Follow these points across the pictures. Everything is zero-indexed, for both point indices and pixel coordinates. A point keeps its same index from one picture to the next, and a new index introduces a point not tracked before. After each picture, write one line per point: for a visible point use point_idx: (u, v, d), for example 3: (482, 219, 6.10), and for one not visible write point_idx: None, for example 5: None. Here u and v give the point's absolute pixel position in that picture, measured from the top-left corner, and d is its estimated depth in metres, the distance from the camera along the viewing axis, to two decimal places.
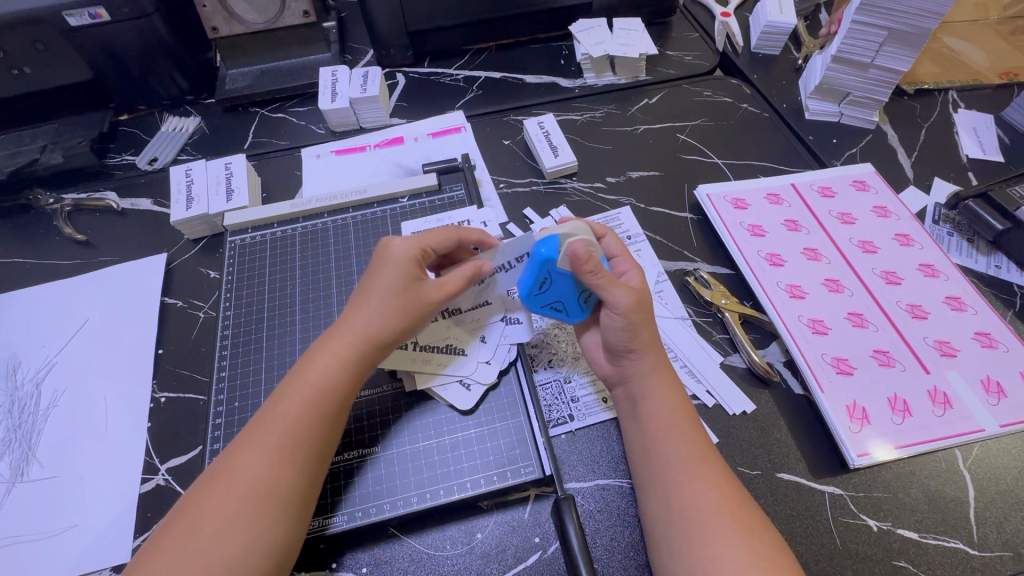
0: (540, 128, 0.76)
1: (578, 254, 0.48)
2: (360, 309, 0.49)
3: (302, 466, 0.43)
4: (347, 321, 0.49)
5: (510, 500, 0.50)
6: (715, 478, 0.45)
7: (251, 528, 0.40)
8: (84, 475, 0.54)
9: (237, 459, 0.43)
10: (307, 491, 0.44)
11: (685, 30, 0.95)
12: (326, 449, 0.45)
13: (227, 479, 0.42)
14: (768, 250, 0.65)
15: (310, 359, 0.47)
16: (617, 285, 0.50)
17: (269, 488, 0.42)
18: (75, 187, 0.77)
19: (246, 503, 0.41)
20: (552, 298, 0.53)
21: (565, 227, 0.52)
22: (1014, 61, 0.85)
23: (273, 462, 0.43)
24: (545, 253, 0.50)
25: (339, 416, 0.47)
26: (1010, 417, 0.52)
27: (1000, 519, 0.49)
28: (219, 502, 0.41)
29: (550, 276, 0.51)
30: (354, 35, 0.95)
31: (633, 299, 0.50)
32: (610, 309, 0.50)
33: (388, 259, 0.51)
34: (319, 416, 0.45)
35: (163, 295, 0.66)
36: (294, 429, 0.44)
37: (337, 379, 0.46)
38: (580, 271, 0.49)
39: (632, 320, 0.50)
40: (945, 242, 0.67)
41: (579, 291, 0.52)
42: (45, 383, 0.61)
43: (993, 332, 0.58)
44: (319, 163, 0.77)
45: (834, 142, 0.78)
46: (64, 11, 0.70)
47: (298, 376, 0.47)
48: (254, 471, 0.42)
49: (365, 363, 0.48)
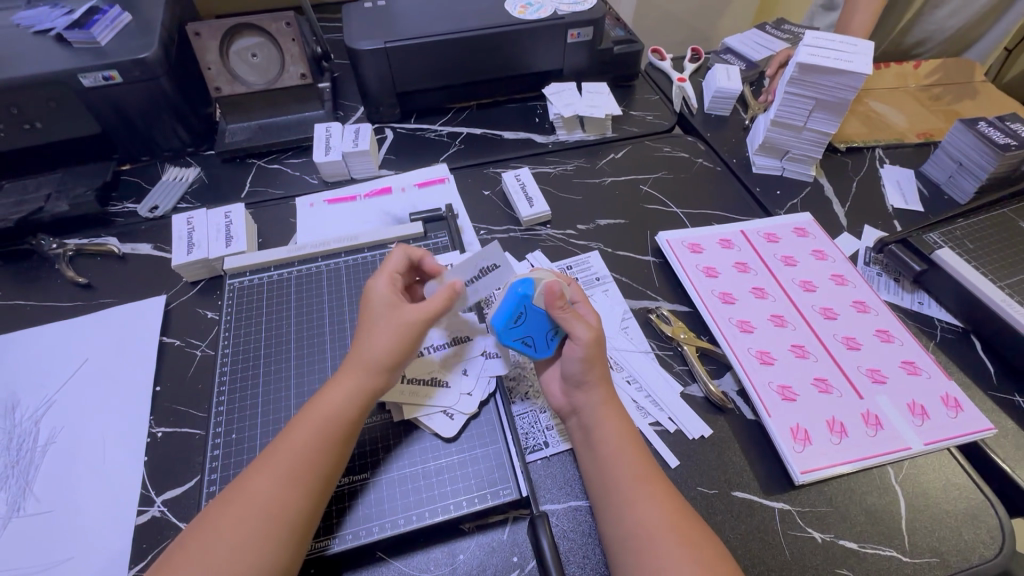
0: (517, 181, 0.84)
1: (551, 291, 0.56)
2: (363, 345, 0.56)
3: (309, 489, 0.49)
4: (353, 358, 0.56)
5: (490, 522, 0.54)
6: (661, 496, 0.51)
7: (260, 544, 0.45)
8: (80, 508, 0.57)
9: (252, 482, 0.49)
10: (313, 512, 0.49)
11: (647, 93, 1.07)
12: (332, 476, 0.51)
13: (241, 500, 0.47)
14: (720, 289, 0.72)
15: (321, 392, 0.54)
16: (579, 321, 0.57)
17: (280, 507, 0.47)
18: (77, 233, 0.81)
19: (258, 520, 0.46)
20: (525, 334, 0.58)
21: (538, 274, 0.61)
22: (930, 123, 0.97)
23: (283, 484, 0.48)
24: (522, 290, 0.58)
25: (345, 445, 0.52)
26: (933, 436, 0.59)
27: (927, 529, 0.55)
28: (232, 521, 0.46)
29: (525, 312, 0.58)
30: (346, 94, 1.04)
31: (592, 335, 0.57)
32: (572, 341, 0.57)
33: (375, 296, 0.58)
34: (327, 443, 0.51)
35: (162, 335, 0.70)
36: (304, 454, 0.50)
37: (345, 411, 0.53)
38: (551, 306, 0.56)
39: (588, 352, 0.56)
40: (874, 281, 0.76)
41: (549, 328, 0.59)
42: (44, 421, 0.63)
43: (917, 360, 0.65)
44: (313, 212, 0.83)
45: (777, 193, 0.88)
46: (79, 73, 0.76)
47: (310, 409, 0.53)
48: (267, 492, 0.48)
49: (370, 396, 0.54)
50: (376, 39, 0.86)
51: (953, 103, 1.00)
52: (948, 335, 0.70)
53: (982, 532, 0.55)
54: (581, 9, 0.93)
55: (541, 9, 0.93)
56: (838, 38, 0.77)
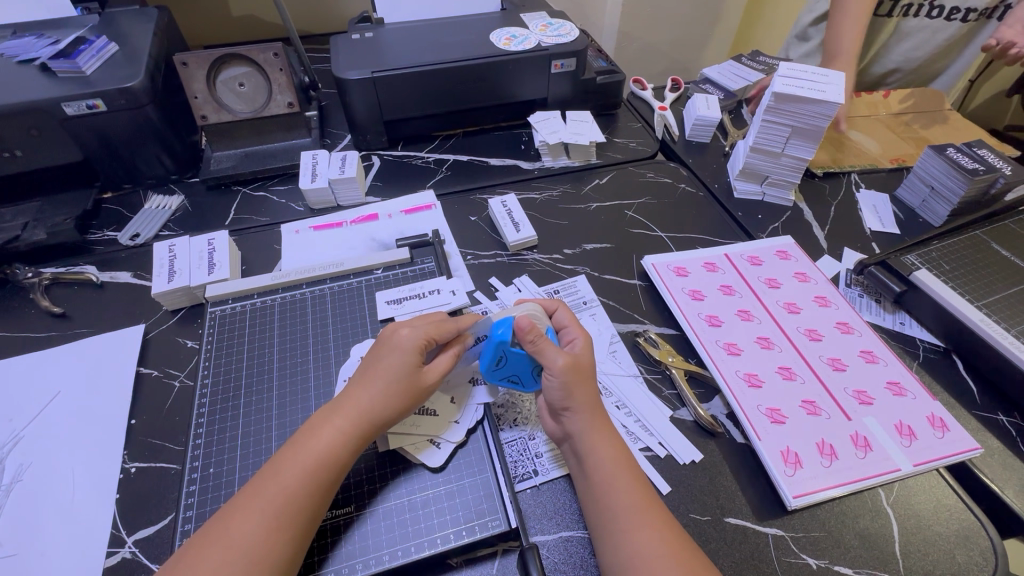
0: (503, 207, 0.85)
1: (520, 326, 0.55)
2: (366, 389, 0.54)
3: (296, 532, 0.47)
4: (351, 398, 0.54)
5: (478, 556, 0.52)
6: (658, 523, 0.50)
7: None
8: (45, 550, 0.54)
9: (236, 524, 0.47)
10: (298, 558, 0.47)
11: (629, 120, 1.09)
12: (319, 518, 0.49)
13: (224, 545, 0.45)
14: (707, 312, 0.73)
15: (314, 430, 0.52)
16: (553, 349, 0.56)
17: (265, 552, 0.45)
18: (53, 262, 0.79)
19: (241, 565, 0.44)
20: (509, 372, 0.59)
21: (519, 310, 0.61)
22: (902, 150, 1.01)
23: (269, 527, 0.46)
24: (499, 333, 0.57)
25: (334, 485, 0.51)
26: (921, 457, 0.59)
27: (921, 552, 0.54)
28: (214, 568, 0.44)
29: (506, 354, 0.57)
30: (333, 122, 1.05)
31: (568, 361, 0.56)
32: (548, 370, 0.56)
33: (396, 345, 0.56)
34: (317, 486, 0.49)
35: (139, 365, 0.68)
36: (293, 497, 0.48)
37: (337, 452, 0.51)
38: (523, 339, 0.56)
39: (566, 379, 0.55)
40: (857, 302, 0.77)
41: (531, 365, 0.58)
42: (10, 459, 0.60)
43: (902, 381, 0.66)
44: (298, 239, 0.83)
45: (758, 217, 0.90)
46: (62, 101, 0.76)
47: (299, 448, 0.51)
48: (252, 535, 0.46)
49: (363, 439, 0.53)
50: (363, 69, 0.87)
51: (923, 131, 1.04)
52: (930, 355, 0.71)
53: (974, 554, 0.54)
54: (564, 41, 0.96)
55: (526, 41, 0.96)
56: (810, 70, 0.80)
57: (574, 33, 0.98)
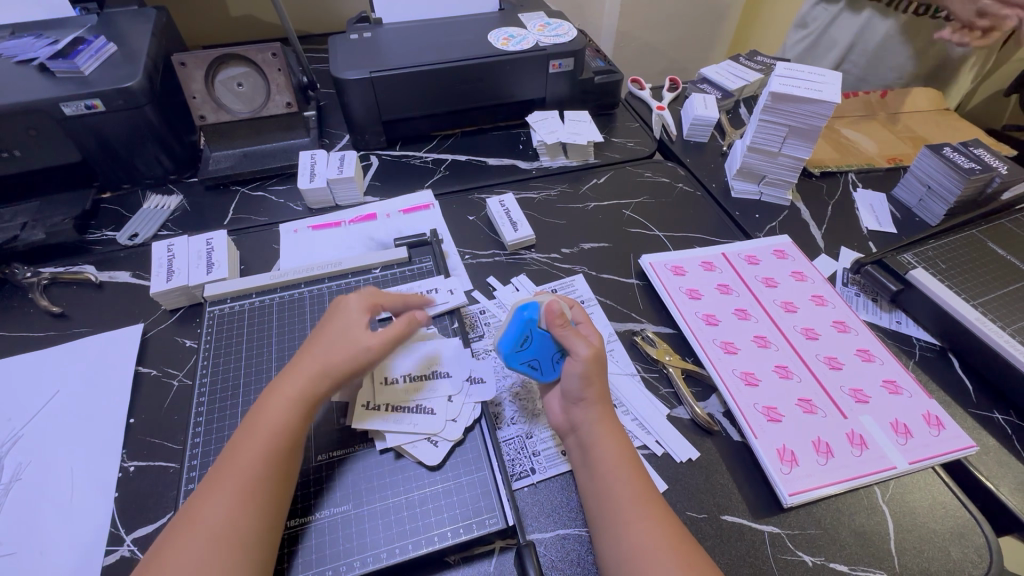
0: (501, 206, 0.85)
1: (552, 311, 0.56)
2: (312, 357, 0.55)
3: (261, 500, 0.48)
4: (297, 368, 0.55)
5: (476, 553, 0.53)
6: (657, 517, 0.50)
7: (213, 567, 0.44)
8: (44, 549, 0.54)
9: (200, 506, 0.47)
10: (269, 524, 0.48)
11: (628, 120, 1.10)
12: (284, 486, 0.50)
13: (192, 524, 0.46)
14: (705, 311, 0.73)
15: (264, 403, 0.53)
16: (580, 339, 0.57)
17: (232, 522, 0.46)
18: (52, 262, 0.80)
19: (209, 543, 0.45)
20: (532, 358, 0.59)
21: (542, 298, 0.62)
22: (899, 149, 1.01)
23: (231, 503, 0.47)
24: (527, 314, 0.59)
25: (293, 452, 0.52)
26: (917, 455, 0.59)
27: (917, 548, 0.55)
28: (185, 547, 0.45)
29: (531, 334, 0.59)
30: (332, 122, 1.05)
31: (593, 352, 0.57)
32: (572, 357, 0.57)
33: (337, 314, 0.58)
34: (275, 454, 0.50)
35: (138, 365, 0.68)
36: (250, 471, 0.49)
37: (289, 419, 0.52)
38: (552, 324, 0.57)
39: (588, 369, 0.56)
40: (853, 301, 0.77)
41: (554, 350, 0.59)
42: (9, 457, 0.61)
43: (898, 379, 0.66)
44: (296, 238, 0.83)
45: (756, 217, 0.90)
46: (61, 101, 0.76)
47: (252, 422, 0.52)
48: (215, 514, 0.47)
49: (313, 404, 0.54)
50: (361, 69, 0.87)
51: (920, 130, 1.04)
52: (926, 353, 0.71)
53: (970, 551, 0.54)
54: (562, 41, 0.96)
55: (524, 41, 0.96)
56: (806, 69, 0.80)
57: (572, 33, 0.98)
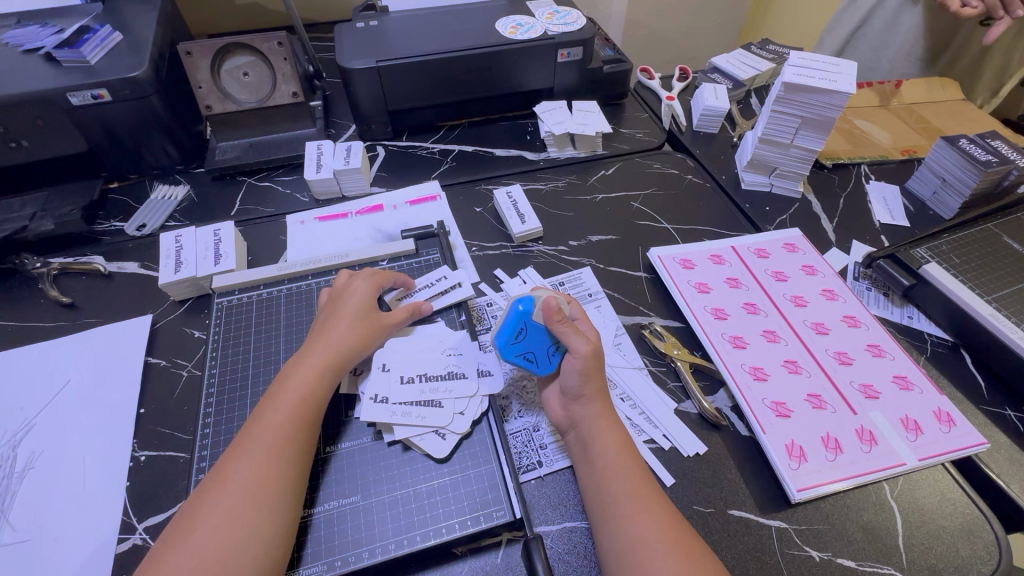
0: (509, 198, 0.84)
1: (549, 306, 0.57)
2: (333, 332, 0.59)
3: (287, 461, 0.50)
4: (320, 341, 0.59)
5: (483, 545, 0.53)
6: (657, 510, 0.50)
7: (243, 524, 0.46)
8: (57, 536, 0.55)
9: (229, 468, 0.49)
10: (294, 485, 0.50)
11: (636, 111, 1.08)
12: (308, 451, 0.53)
13: (221, 483, 0.48)
14: (713, 305, 0.72)
15: (290, 372, 0.56)
16: (578, 336, 0.57)
17: (259, 482, 0.48)
18: (61, 253, 0.80)
19: (237, 501, 0.47)
20: (526, 350, 0.59)
21: (538, 291, 0.62)
22: (913, 141, 0.99)
23: (261, 464, 0.49)
24: (522, 307, 0.59)
25: (317, 419, 0.55)
26: (927, 451, 0.59)
27: (925, 544, 0.54)
28: (213, 506, 0.47)
29: (526, 327, 0.59)
30: (338, 112, 1.05)
31: (591, 348, 0.57)
32: (571, 354, 0.57)
33: (353, 294, 0.63)
34: (299, 420, 0.53)
35: (147, 355, 0.69)
36: (278, 435, 0.51)
37: (315, 387, 0.55)
38: (550, 321, 0.57)
39: (587, 365, 0.56)
40: (864, 296, 0.76)
41: (550, 344, 0.59)
42: (22, 446, 0.61)
43: (909, 375, 0.65)
44: (303, 229, 0.83)
45: (766, 209, 0.89)
46: (68, 91, 0.76)
47: (279, 390, 0.55)
48: (245, 473, 0.49)
49: (336, 375, 0.57)
50: (368, 58, 0.86)
51: (935, 121, 1.02)
52: (938, 349, 0.71)
53: (978, 548, 0.54)
54: (571, 29, 0.95)
55: (532, 29, 0.94)
56: (821, 59, 0.79)
57: (581, 21, 0.97)
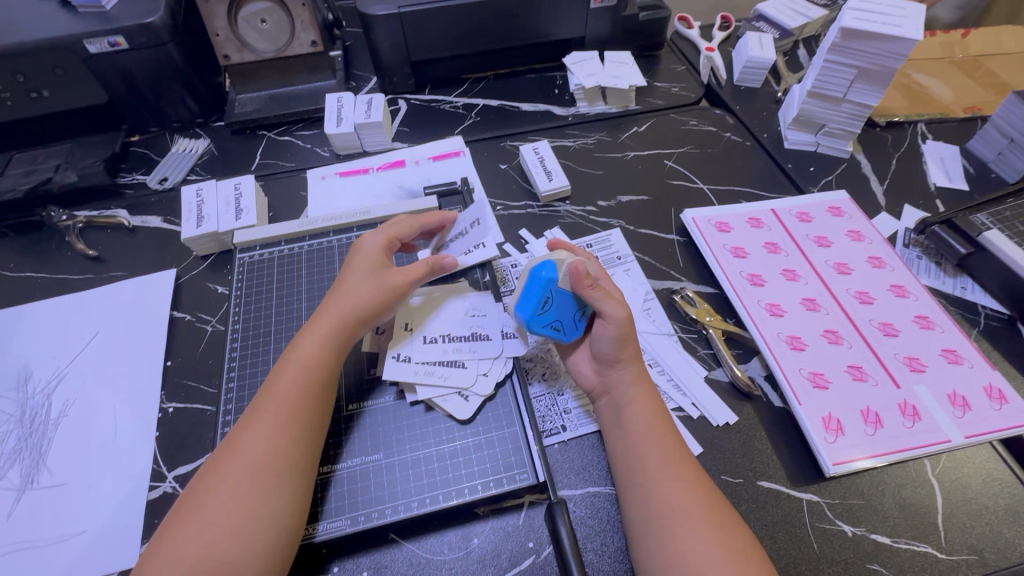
0: (535, 154, 0.80)
1: (578, 271, 0.54)
2: (342, 297, 0.57)
3: (298, 430, 0.50)
4: (330, 307, 0.57)
5: (505, 506, 0.53)
6: (688, 480, 0.49)
7: (255, 493, 0.46)
8: (92, 481, 0.56)
9: (243, 434, 0.49)
10: (306, 452, 0.50)
11: (673, 63, 1.01)
12: (319, 418, 0.52)
13: (232, 453, 0.48)
14: (749, 271, 0.69)
15: (300, 340, 0.55)
16: (610, 300, 0.55)
17: (270, 451, 0.48)
18: (86, 206, 0.80)
19: (251, 469, 0.47)
20: (555, 318, 0.56)
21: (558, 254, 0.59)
22: (978, 97, 0.91)
23: (271, 434, 0.49)
24: (546, 273, 0.56)
25: (327, 387, 0.54)
26: (974, 429, 0.56)
27: (965, 523, 0.52)
28: (226, 475, 0.47)
29: (552, 295, 0.56)
30: (358, 63, 1.01)
31: (626, 313, 0.55)
32: (604, 320, 0.55)
33: (361, 252, 0.61)
34: (309, 388, 0.52)
35: (173, 310, 0.69)
36: (291, 401, 0.51)
37: (325, 355, 0.54)
38: (580, 287, 0.55)
39: (622, 332, 0.54)
40: (914, 264, 0.71)
41: (576, 309, 0.57)
42: (57, 394, 0.63)
43: (958, 349, 0.62)
44: (324, 185, 0.81)
45: (811, 170, 0.83)
46: (85, 39, 0.74)
47: (289, 358, 0.54)
48: (258, 440, 0.48)
49: (346, 342, 0.56)
50: (389, 4, 0.82)
51: (1003, 75, 0.93)
52: (992, 322, 0.66)
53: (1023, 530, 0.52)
54: None
55: None
56: (884, 1, 0.71)
57: None
